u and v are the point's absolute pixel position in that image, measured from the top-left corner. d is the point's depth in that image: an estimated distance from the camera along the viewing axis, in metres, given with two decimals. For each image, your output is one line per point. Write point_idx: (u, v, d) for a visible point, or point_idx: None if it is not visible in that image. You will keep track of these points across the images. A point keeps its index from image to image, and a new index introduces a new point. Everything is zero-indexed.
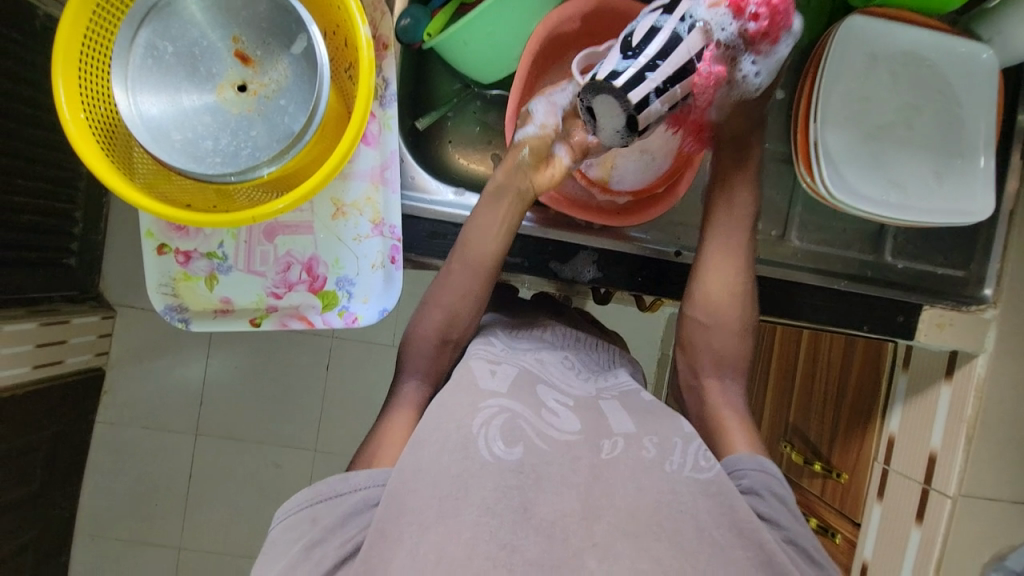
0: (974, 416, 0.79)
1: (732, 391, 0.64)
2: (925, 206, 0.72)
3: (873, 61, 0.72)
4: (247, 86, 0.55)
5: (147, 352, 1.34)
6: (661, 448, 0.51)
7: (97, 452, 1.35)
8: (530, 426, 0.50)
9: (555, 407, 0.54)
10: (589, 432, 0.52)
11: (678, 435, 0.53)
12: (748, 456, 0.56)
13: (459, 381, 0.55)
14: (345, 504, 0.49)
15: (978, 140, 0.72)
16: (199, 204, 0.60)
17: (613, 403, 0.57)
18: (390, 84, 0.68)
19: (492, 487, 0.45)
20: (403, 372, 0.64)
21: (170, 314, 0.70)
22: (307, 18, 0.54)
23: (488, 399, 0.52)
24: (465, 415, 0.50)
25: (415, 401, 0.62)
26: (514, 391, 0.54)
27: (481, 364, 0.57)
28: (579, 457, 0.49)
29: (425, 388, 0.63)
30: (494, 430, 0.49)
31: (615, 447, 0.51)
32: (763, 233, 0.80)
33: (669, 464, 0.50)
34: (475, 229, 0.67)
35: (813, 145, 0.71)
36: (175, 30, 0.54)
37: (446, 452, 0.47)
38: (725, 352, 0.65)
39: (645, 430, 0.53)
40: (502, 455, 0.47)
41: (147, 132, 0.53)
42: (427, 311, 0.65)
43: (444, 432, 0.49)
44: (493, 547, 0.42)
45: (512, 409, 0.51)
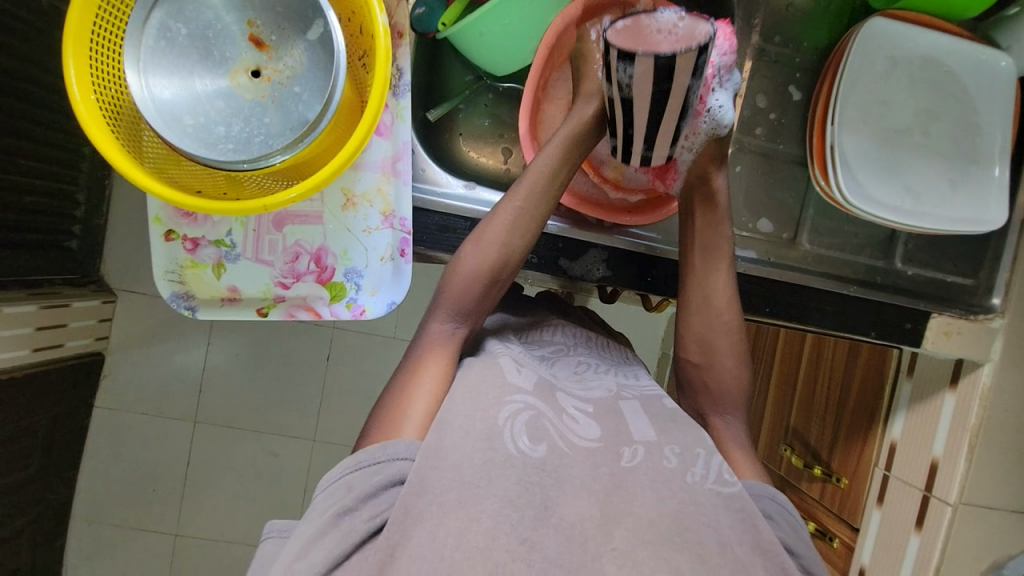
0: (978, 425, 0.79)
1: (734, 426, 0.63)
2: (940, 213, 0.71)
3: (893, 66, 0.72)
4: (261, 72, 0.54)
5: (147, 337, 1.34)
6: (683, 460, 0.51)
7: (96, 436, 1.35)
8: (553, 427, 0.51)
9: (575, 413, 0.54)
10: (609, 438, 0.52)
11: (702, 447, 0.53)
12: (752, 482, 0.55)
13: (485, 375, 0.55)
14: (378, 476, 0.48)
15: (995, 147, 0.72)
16: (209, 190, 0.59)
17: (634, 404, 0.58)
18: (404, 74, 0.68)
19: (513, 482, 0.45)
20: (435, 312, 0.62)
21: (175, 302, 0.69)
22: (324, 4, 0.53)
23: (514, 394, 0.52)
24: (492, 407, 0.50)
25: (450, 345, 0.60)
26: (538, 391, 0.54)
27: (509, 361, 0.58)
28: (599, 463, 0.49)
29: (460, 333, 0.62)
30: (519, 426, 0.49)
31: (635, 455, 0.51)
32: (775, 236, 0.79)
33: (692, 476, 0.50)
34: (501, 212, 0.64)
35: (830, 148, 0.71)
36: (189, 12, 0.53)
37: (472, 438, 0.47)
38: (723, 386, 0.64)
39: (666, 439, 0.53)
40: (526, 450, 0.48)
41: (158, 116, 0.52)
42: (469, 251, 0.63)
43: (472, 418, 0.49)
44: (512, 540, 0.42)
45: (537, 407, 0.52)
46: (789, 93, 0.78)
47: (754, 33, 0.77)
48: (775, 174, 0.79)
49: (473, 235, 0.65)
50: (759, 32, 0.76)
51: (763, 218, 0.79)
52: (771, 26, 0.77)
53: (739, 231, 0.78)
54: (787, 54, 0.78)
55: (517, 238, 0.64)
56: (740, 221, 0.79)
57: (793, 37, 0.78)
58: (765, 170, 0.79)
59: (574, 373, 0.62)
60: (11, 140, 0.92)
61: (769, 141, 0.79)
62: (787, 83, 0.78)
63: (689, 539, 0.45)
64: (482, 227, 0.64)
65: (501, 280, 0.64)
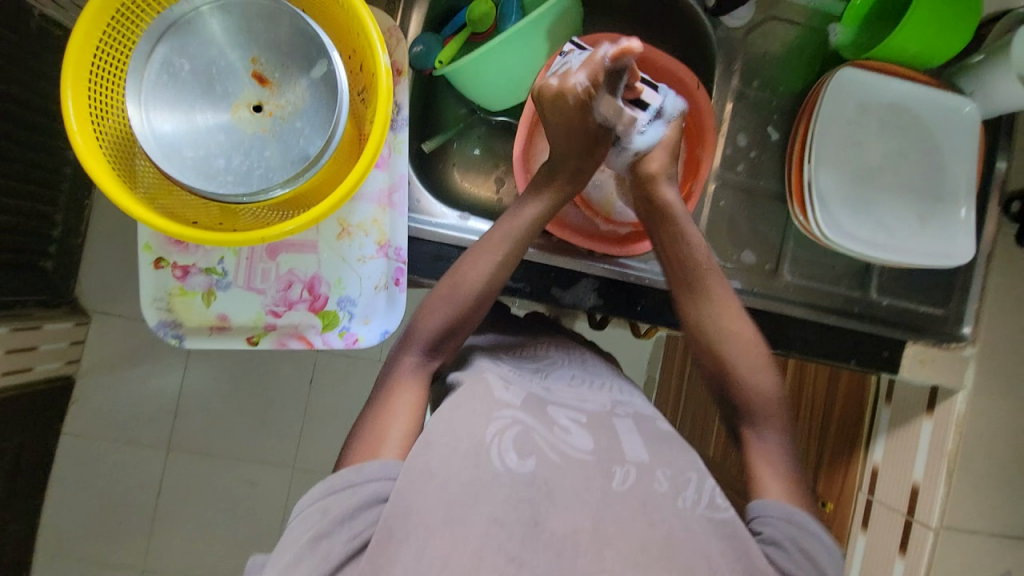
0: (955, 449, 0.82)
1: (770, 443, 0.61)
2: (910, 247, 0.75)
3: (864, 110, 0.76)
4: (262, 107, 0.55)
5: (121, 361, 1.30)
6: (674, 484, 0.51)
7: (63, 466, 1.29)
8: (543, 439, 0.51)
9: (567, 425, 0.54)
10: (603, 453, 0.52)
11: (694, 471, 0.54)
12: (774, 504, 0.55)
13: (474, 392, 0.55)
14: (356, 496, 0.48)
15: (961, 186, 0.76)
16: (204, 221, 0.59)
17: (628, 422, 0.58)
18: (402, 108, 0.69)
19: (502, 499, 0.46)
20: (408, 345, 0.61)
21: (163, 331, 0.68)
22: (328, 44, 0.54)
23: (503, 409, 0.52)
24: (479, 424, 0.51)
25: (420, 377, 0.60)
26: (527, 405, 0.54)
27: (494, 376, 0.58)
28: (592, 476, 0.49)
29: (429, 365, 0.61)
30: (507, 441, 0.49)
31: (627, 477, 0.50)
32: (758, 267, 0.82)
33: (682, 501, 0.50)
34: (474, 258, 0.64)
35: (806, 185, 0.75)
36: (193, 48, 0.54)
37: (458, 457, 0.48)
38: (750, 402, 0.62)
39: (659, 462, 0.53)
40: (514, 466, 0.48)
41: (158, 148, 0.52)
42: (437, 297, 0.62)
43: (458, 435, 0.49)
44: (499, 560, 0.42)
45: (525, 421, 0.52)
46: (768, 133, 0.82)
47: (734, 77, 0.81)
48: (756, 208, 0.82)
49: (448, 274, 0.64)
50: (738, 75, 0.81)
51: (746, 250, 0.82)
52: (750, 70, 0.81)
53: (725, 262, 0.81)
54: (766, 97, 0.82)
55: (492, 284, 0.63)
56: (725, 252, 0.82)
57: (769, 80, 0.82)
58: (746, 205, 0.82)
59: (568, 384, 0.63)
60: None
61: (750, 176, 0.82)
62: (766, 123, 0.82)
63: (679, 566, 0.45)
64: (456, 270, 0.64)
65: (472, 319, 0.63)
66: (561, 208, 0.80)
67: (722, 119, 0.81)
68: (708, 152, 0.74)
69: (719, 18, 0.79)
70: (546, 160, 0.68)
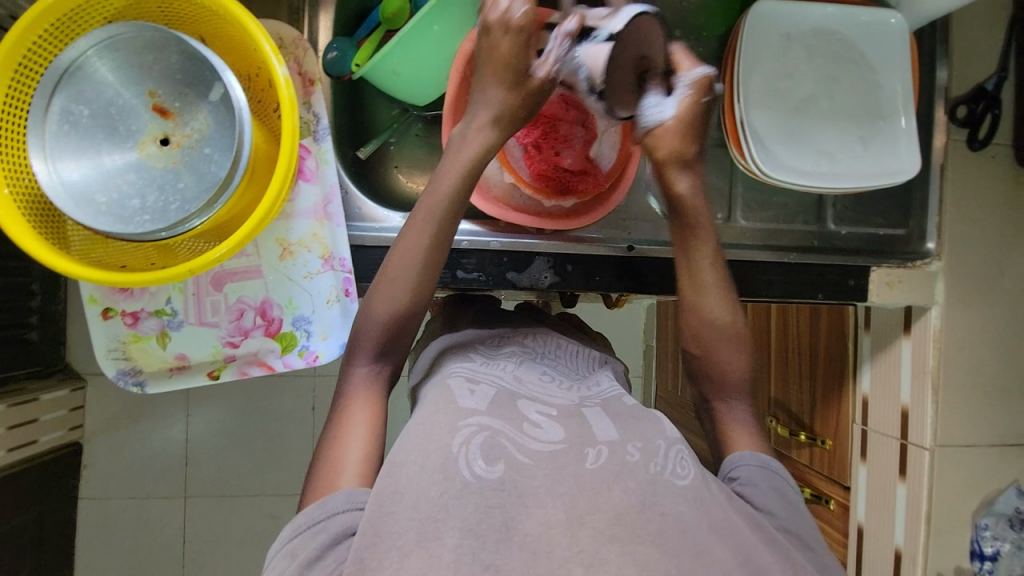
0: (937, 366, 0.81)
1: (740, 412, 0.64)
2: (856, 171, 0.74)
3: (788, 41, 0.75)
4: (168, 139, 0.55)
5: (120, 420, 1.30)
6: (645, 453, 0.51)
7: (85, 530, 1.29)
8: (510, 442, 0.50)
9: (537, 420, 0.54)
10: (572, 439, 0.52)
11: (662, 438, 0.53)
12: (750, 453, 0.59)
13: (437, 403, 0.54)
14: (322, 534, 0.47)
15: (898, 102, 0.75)
16: (136, 264, 0.59)
17: (596, 409, 0.58)
18: (321, 119, 0.69)
19: (471, 509, 0.45)
20: (356, 354, 0.60)
21: (122, 380, 0.68)
22: (219, 66, 0.54)
23: (467, 418, 0.51)
24: (445, 435, 0.50)
25: (373, 387, 0.59)
26: (494, 409, 0.54)
27: (460, 383, 0.58)
28: (563, 465, 0.49)
29: (382, 372, 0.61)
30: (473, 449, 0.48)
31: (599, 456, 0.50)
32: (710, 218, 0.81)
33: (654, 467, 0.50)
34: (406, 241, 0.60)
35: (740, 124, 0.73)
36: (87, 92, 0.53)
37: (427, 473, 0.47)
38: (725, 376, 0.65)
39: (628, 437, 0.53)
40: (482, 474, 0.47)
41: (68, 198, 0.52)
42: (370, 305, 0.60)
43: (426, 451, 0.48)
44: (475, 570, 0.42)
45: (492, 427, 0.51)
46: None
47: None
48: None
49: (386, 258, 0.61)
50: (660, 28, 0.80)
51: None
52: (672, 21, 0.80)
53: None
54: (691, 45, 0.81)
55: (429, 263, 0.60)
56: None
57: (693, 29, 0.81)
58: None
59: (539, 379, 0.63)
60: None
61: None
62: None
63: (650, 528, 0.45)
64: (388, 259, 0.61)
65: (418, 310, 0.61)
66: (504, 191, 0.78)
67: None
68: None
69: None
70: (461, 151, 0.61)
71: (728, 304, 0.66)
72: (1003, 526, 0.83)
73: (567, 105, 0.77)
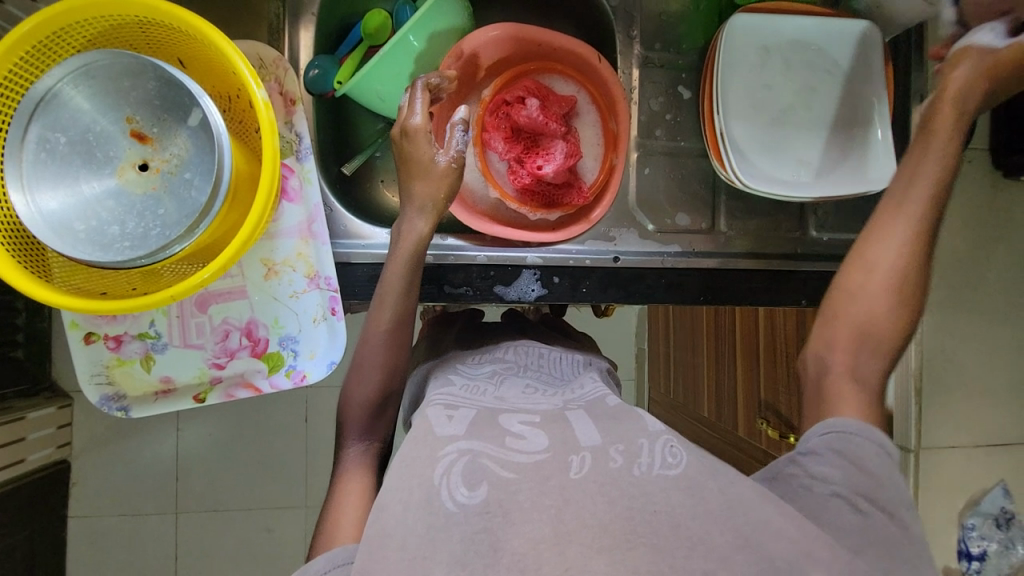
0: (919, 367, 0.83)
1: (869, 372, 0.54)
2: (834, 179, 0.76)
3: (765, 52, 0.76)
4: (148, 165, 0.54)
5: (110, 436, 1.28)
6: (628, 456, 0.50)
7: (76, 549, 1.28)
8: (492, 461, 0.50)
9: (520, 431, 0.53)
10: (557, 448, 0.51)
11: (645, 435, 0.53)
12: (853, 422, 0.52)
13: (417, 436, 0.55)
14: None
15: (873, 111, 0.76)
16: (117, 290, 0.58)
17: (579, 412, 0.59)
18: (304, 138, 0.69)
19: (458, 540, 0.45)
20: (345, 434, 0.63)
21: (106, 406, 0.67)
22: (197, 92, 0.53)
23: (447, 447, 0.52)
24: (427, 468, 0.50)
25: (366, 462, 0.62)
26: (473, 431, 0.54)
27: (438, 411, 0.58)
28: (547, 477, 0.48)
29: (373, 446, 0.63)
30: (455, 477, 0.49)
31: (582, 464, 0.49)
32: (694, 228, 0.82)
33: (638, 469, 0.49)
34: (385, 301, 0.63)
35: (720, 136, 0.75)
36: (65, 120, 0.53)
37: (412, 510, 0.48)
38: (869, 328, 0.54)
39: (610, 440, 0.52)
40: (465, 500, 0.47)
41: (47, 228, 0.51)
42: (355, 380, 0.63)
43: (409, 488, 0.49)
44: None
45: (473, 450, 0.51)
46: (679, 93, 0.82)
47: (636, 43, 0.81)
48: (684, 170, 0.82)
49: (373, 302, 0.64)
50: (639, 41, 0.81)
51: (680, 213, 0.82)
52: (651, 34, 0.81)
53: (662, 228, 0.81)
54: (671, 58, 0.82)
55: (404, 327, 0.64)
56: (660, 219, 0.82)
57: (673, 41, 0.82)
58: (673, 169, 0.82)
59: (522, 392, 0.63)
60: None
61: (670, 139, 0.82)
62: (675, 83, 0.82)
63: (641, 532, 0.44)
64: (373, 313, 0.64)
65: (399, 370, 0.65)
66: (490, 206, 0.81)
67: (631, 89, 0.81)
68: (623, 121, 0.77)
69: None
70: (403, 241, 0.63)
71: (899, 241, 0.54)
72: (991, 526, 0.84)
73: (546, 119, 0.76)
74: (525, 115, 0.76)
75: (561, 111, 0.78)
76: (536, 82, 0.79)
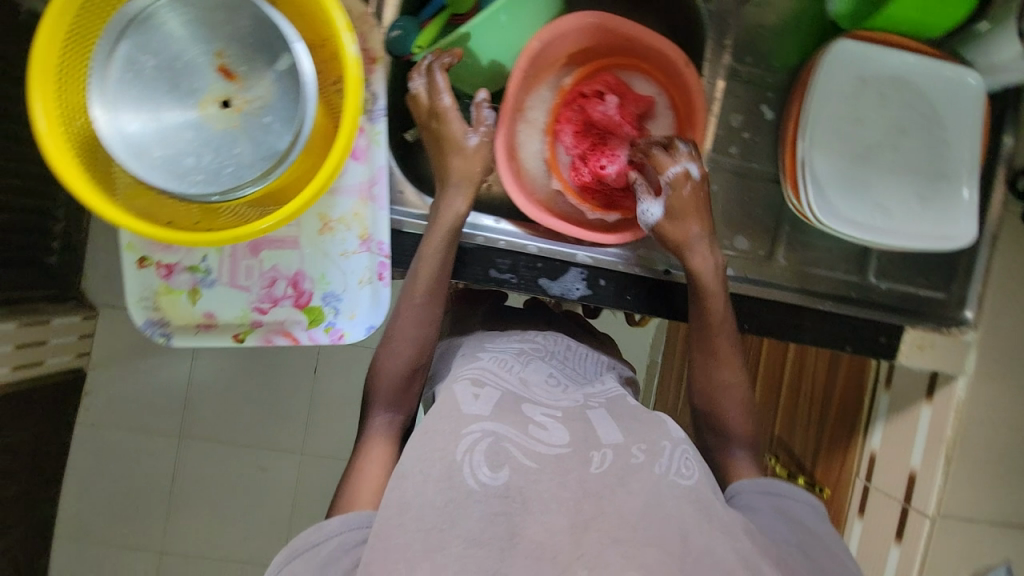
0: (953, 437, 0.80)
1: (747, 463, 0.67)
2: (911, 229, 0.73)
3: (862, 84, 0.73)
4: (230, 102, 0.54)
5: (126, 354, 1.32)
6: (649, 453, 0.53)
7: (81, 455, 1.33)
8: (515, 446, 0.51)
9: (542, 421, 0.54)
10: (578, 443, 0.53)
11: (667, 439, 0.55)
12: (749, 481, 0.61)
13: (442, 409, 0.54)
14: (320, 554, 0.49)
15: (963, 166, 0.73)
16: (180, 222, 0.58)
17: (600, 411, 0.59)
18: (379, 99, 0.68)
19: (477, 520, 0.46)
20: (374, 403, 0.64)
21: (150, 329, 0.69)
22: (292, 37, 0.53)
23: (470, 425, 0.51)
24: (449, 443, 0.50)
25: (391, 433, 0.63)
26: (499, 414, 0.54)
27: (464, 387, 0.57)
28: (568, 469, 0.50)
29: (399, 419, 0.64)
30: (478, 456, 0.49)
31: (604, 460, 0.52)
32: (751, 253, 0.80)
33: (658, 467, 0.52)
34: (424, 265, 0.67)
35: (800, 165, 0.72)
36: (156, 44, 0.53)
37: (433, 483, 0.48)
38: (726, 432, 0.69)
39: (632, 439, 0.55)
40: (487, 480, 0.49)
41: (126, 150, 0.52)
42: (385, 350, 0.65)
43: (431, 460, 0.50)
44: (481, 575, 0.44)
45: (496, 432, 0.51)
46: (761, 113, 0.79)
47: (726, 54, 0.78)
48: (750, 193, 0.80)
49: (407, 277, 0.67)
50: (730, 52, 0.77)
51: (739, 235, 0.80)
52: (742, 47, 0.78)
53: (717, 249, 0.79)
54: (760, 75, 0.79)
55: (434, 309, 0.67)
56: (718, 239, 0.80)
57: (764, 57, 0.78)
58: (741, 189, 0.79)
59: (545, 381, 0.63)
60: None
61: (743, 159, 0.79)
62: (759, 102, 0.79)
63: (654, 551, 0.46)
64: (410, 284, 0.67)
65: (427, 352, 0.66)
66: (547, 196, 0.78)
67: (713, 99, 0.78)
68: (699, 134, 0.73)
69: None
70: (444, 210, 0.68)
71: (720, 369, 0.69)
72: None
73: (621, 119, 0.76)
74: (600, 112, 0.76)
75: (636, 111, 0.78)
76: (616, 79, 0.78)
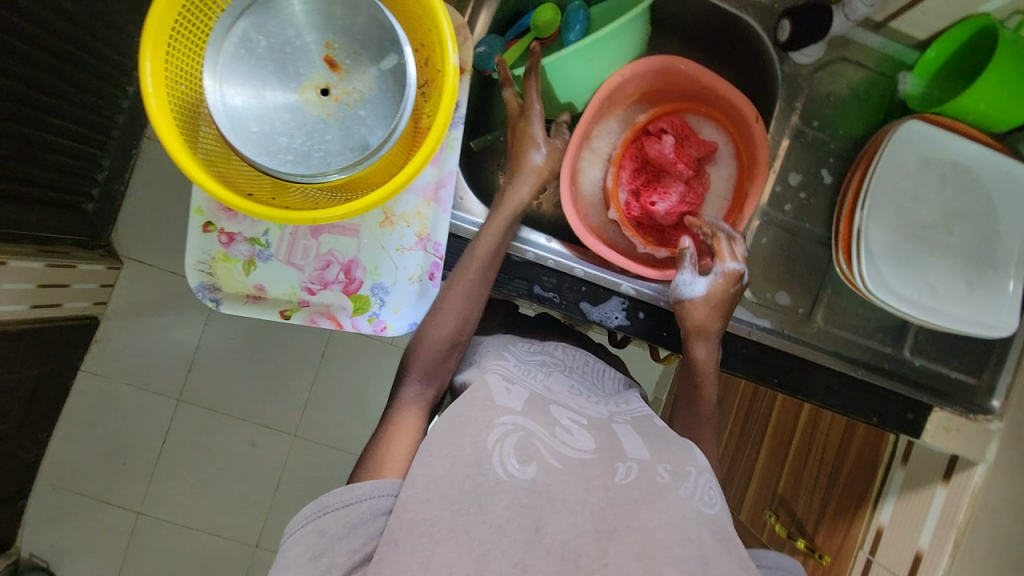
0: (966, 523, 0.76)
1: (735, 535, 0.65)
2: (957, 311, 0.73)
3: (925, 163, 0.74)
4: (330, 91, 0.56)
5: (143, 309, 1.33)
6: (675, 475, 0.53)
7: (80, 402, 1.33)
8: (545, 445, 0.52)
9: (568, 425, 0.55)
10: (603, 451, 0.54)
11: (693, 464, 0.55)
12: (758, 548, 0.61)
13: (474, 397, 0.55)
14: (348, 517, 0.49)
15: (1013, 257, 0.74)
16: (258, 194, 0.60)
17: (626, 426, 0.59)
18: (461, 107, 0.71)
19: (504, 506, 0.47)
20: (407, 374, 0.65)
21: (202, 293, 0.70)
22: (403, 40, 0.55)
23: (503, 417, 0.52)
24: (481, 431, 0.51)
25: (422, 405, 0.63)
26: (530, 410, 0.55)
27: (496, 380, 0.58)
28: (593, 476, 0.51)
29: (429, 393, 0.64)
30: (508, 448, 0.50)
31: (629, 472, 0.52)
32: (792, 310, 0.82)
33: (683, 490, 0.52)
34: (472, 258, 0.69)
35: (856, 234, 0.74)
36: (272, 27, 0.56)
37: (461, 465, 0.49)
38: None
39: (658, 458, 0.55)
40: (515, 473, 0.49)
41: (226, 121, 0.54)
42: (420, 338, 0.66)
43: (459, 445, 0.50)
44: (504, 566, 0.45)
45: (526, 428, 0.52)
46: (821, 176, 0.81)
47: (795, 115, 0.80)
48: (796, 250, 0.81)
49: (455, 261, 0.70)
50: (799, 114, 0.80)
51: (782, 291, 0.81)
52: (812, 110, 0.80)
53: (758, 300, 0.81)
54: (824, 139, 0.81)
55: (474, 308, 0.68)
56: (760, 290, 0.81)
57: (830, 122, 0.81)
58: (789, 246, 0.81)
59: (569, 390, 0.63)
60: (41, 95, 0.93)
61: (796, 217, 0.81)
62: (820, 165, 0.81)
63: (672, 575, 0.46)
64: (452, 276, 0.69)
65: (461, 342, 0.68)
66: (599, 223, 0.81)
67: (777, 156, 0.80)
68: (759, 187, 0.75)
69: (787, 53, 0.78)
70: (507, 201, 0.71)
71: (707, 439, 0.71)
72: None
73: (677, 159, 0.76)
74: (658, 149, 0.76)
75: (697, 154, 0.79)
76: (682, 121, 0.79)
